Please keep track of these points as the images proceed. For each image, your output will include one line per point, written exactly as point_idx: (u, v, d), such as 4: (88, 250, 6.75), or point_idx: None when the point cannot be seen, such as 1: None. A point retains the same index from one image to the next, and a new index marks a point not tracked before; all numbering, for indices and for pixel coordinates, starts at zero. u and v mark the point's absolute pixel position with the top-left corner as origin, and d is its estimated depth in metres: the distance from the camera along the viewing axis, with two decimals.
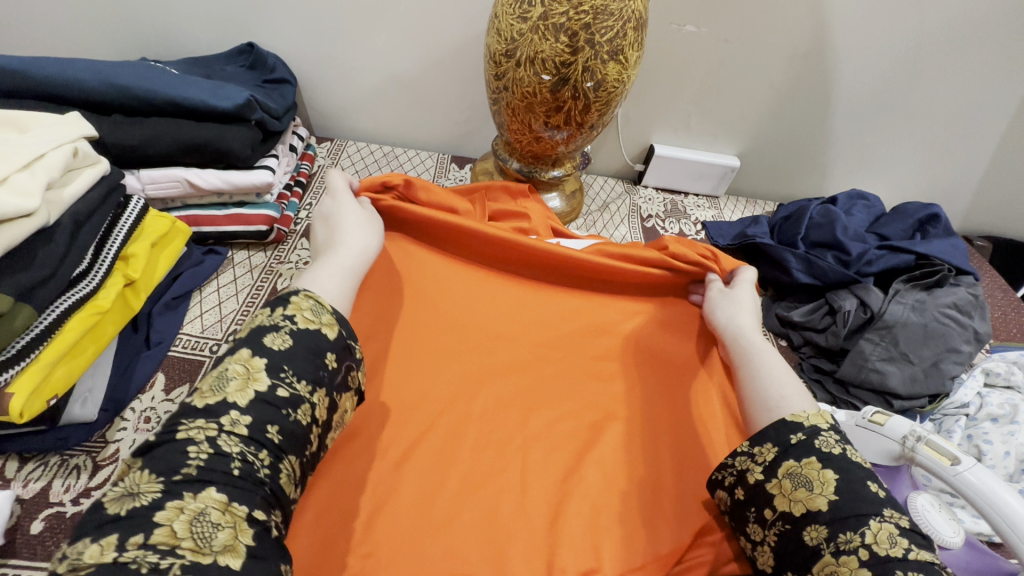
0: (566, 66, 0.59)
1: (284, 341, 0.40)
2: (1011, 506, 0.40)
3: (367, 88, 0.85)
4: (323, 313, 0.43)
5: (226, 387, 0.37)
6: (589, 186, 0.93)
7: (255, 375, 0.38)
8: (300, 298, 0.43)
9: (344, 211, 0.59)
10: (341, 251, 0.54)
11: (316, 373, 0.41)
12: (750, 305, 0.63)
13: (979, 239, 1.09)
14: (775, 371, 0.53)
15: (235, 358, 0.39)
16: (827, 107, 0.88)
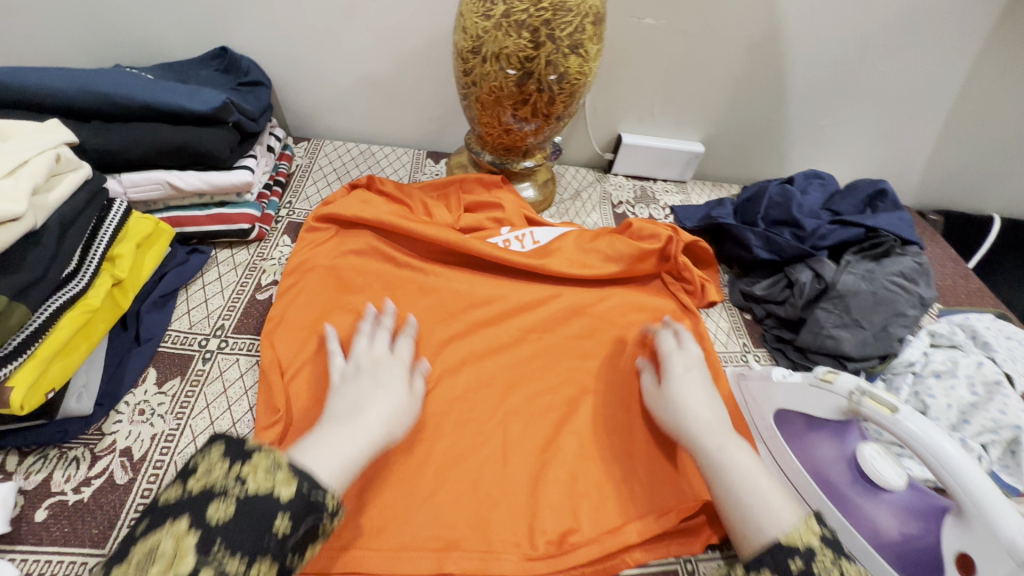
0: (529, 61, 0.62)
1: (225, 511, 0.36)
2: (942, 448, 0.46)
3: (341, 88, 0.87)
4: (281, 470, 0.38)
5: (148, 568, 0.33)
6: (561, 176, 0.96)
7: (178, 562, 0.34)
8: (259, 455, 0.38)
9: (393, 384, 0.53)
10: (370, 430, 0.47)
11: (258, 545, 0.36)
12: (697, 394, 0.56)
13: (932, 214, 1.15)
14: (753, 480, 0.47)
15: (170, 529, 0.35)
16: (783, 92, 0.93)
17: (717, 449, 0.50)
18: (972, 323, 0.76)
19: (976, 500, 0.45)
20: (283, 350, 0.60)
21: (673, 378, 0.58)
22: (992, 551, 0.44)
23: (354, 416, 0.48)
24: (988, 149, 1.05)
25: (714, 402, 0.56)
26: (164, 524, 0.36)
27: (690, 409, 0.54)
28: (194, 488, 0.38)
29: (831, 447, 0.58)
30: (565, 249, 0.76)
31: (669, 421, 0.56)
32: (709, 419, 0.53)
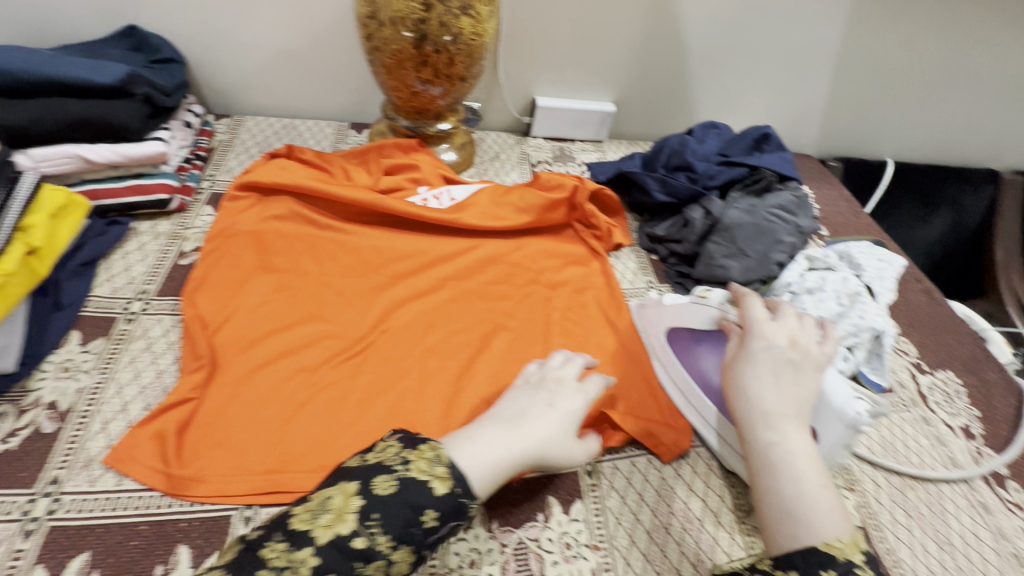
0: (423, 23, 0.67)
1: (388, 488, 0.43)
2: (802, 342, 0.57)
3: (257, 63, 0.89)
4: (439, 465, 0.45)
5: (319, 519, 0.41)
6: (482, 141, 1.01)
7: (346, 515, 0.41)
8: (426, 446, 0.46)
9: (565, 411, 0.55)
10: (526, 442, 0.51)
11: (405, 530, 0.42)
12: (762, 378, 0.55)
13: (833, 161, 1.24)
14: (799, 484, 0.49)
15: (340, 488, 0.43)
16: (683, 51, 0.99)
17: (769, 443, 0.52)
18: (849, 250, 0.85)
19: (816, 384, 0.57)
20: (205, 308, 0.64)
21: (752, 360, 0.56)
22: (829, 421, 0.55)
23: (516, 424, 0.52)
24: (876, 99, 1.15)
25: (788, 386, 0.54)
26: (336, 482, 0.44)
27: (750, 396, 0.55)
28: (369, 457, 0.46)
29: (711, 356, 0.65)
30: (479, 204, 0.82)
31: (731, 393, 0.57)
32: (770, 409, 0.53)
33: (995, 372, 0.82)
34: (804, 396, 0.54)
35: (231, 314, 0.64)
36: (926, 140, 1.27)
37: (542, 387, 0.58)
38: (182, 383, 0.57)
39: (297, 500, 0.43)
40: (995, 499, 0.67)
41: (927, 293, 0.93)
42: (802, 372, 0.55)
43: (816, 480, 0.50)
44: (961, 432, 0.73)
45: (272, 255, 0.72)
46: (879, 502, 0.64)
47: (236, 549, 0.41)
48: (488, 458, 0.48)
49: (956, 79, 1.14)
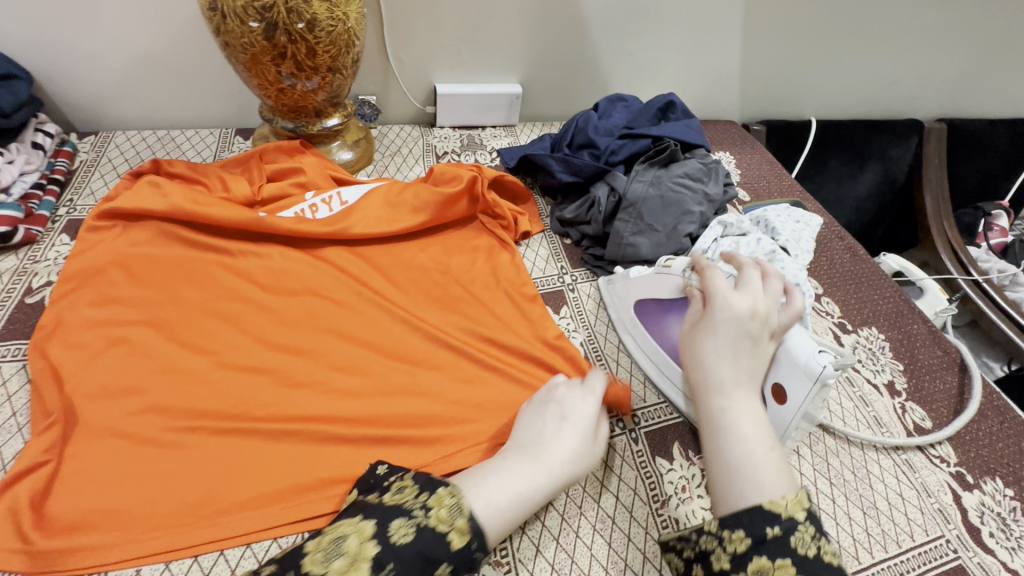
0: (267, 10, 0.60)
1: (405, 535, 0.42)
2: None
3: (115, 72, 0.81)
4: (460, 516, 0.44)
5: (333, 562, 0.39)
6: (384, 136, 0.96)
7: (360, 563, 0.39)
8: (445, 493, 0.45)
9: (580, 421, 0.54)
10: (549, 471, 0.50)
11: None
12: (722, 349, 0.53)
13: (756, 125, 1.22)
14: (747, 445, 0.49)
15: (357, 528, 0.42)
16: (583, 23, 0.95)
17: (720, 408, 0.51)
18: (766, 214, 0.82)
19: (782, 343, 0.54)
20: (62, 355, 0.58)
21: (710, 329, 0.54)
22: (796, 377, 0.52)
23: (538, 452, 0.51)
24: (791, 58, 1.13)
25: (745, 355, 0.53)
26: (353, 521, 0.42)
27: (707, 364, 0.54)
28: (386, 500, 0.45)
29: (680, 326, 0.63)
30: (371, 206, 0.76)
31: (690, 364, 0.56)
32: (725, 378, 0.52)
33: (919, 324, 0.81)
34: (758, 365, 0.53)
35: (92, 358, 0.58)
36: (847, 95, 1.25)
37: (563, 404, 0.55)
38: (31, 446, 0.51)
39: (310, 538, 0.42)
40: (919, 455, 0.65)
41: (850, 250, 0.91)
42: (759, 344, 0.53)
43: (763, 444, 0.49)
44: (886, 389, 0.72)
45: (138, 285, 0.65)
46: (801, 473, 0.61)
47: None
48: (510, 492, 0.48)
49: (867, 31, 1.12)
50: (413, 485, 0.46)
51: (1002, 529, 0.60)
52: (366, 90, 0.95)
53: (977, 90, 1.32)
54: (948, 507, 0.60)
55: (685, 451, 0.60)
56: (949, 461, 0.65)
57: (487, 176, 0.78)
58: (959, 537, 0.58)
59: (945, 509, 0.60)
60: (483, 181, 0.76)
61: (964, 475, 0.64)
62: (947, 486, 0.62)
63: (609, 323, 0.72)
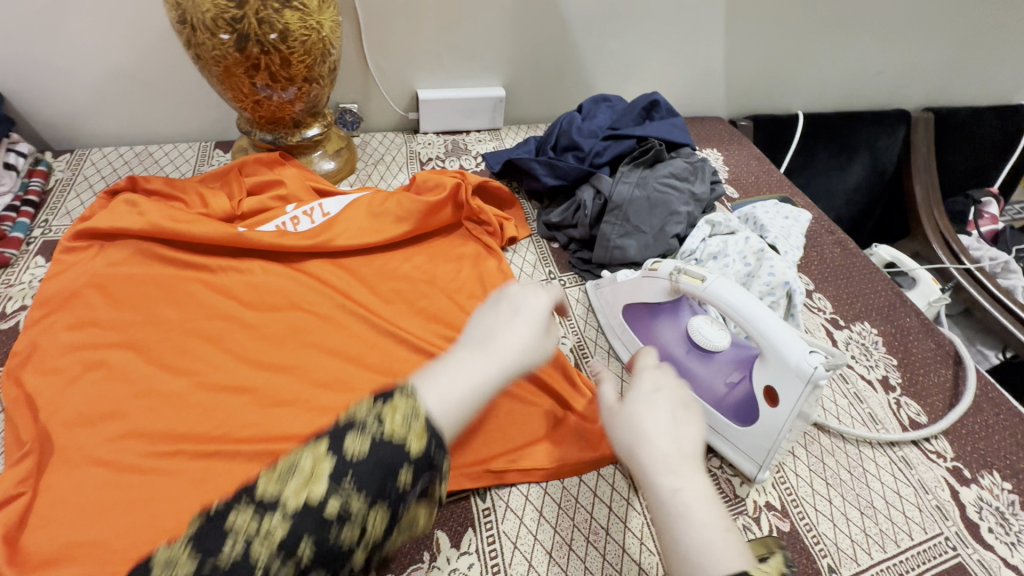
0: (238, 22, 0.59)
1: (360, 445, 0.35)
2: (733, 304, 0.54)
3: (89, 89, 0.79)
4: (415, 421, 0.36)
5: (288, 484, 0.34)
6: (367, 144, 0.95)
7: (316, 478, 0.34)
8: (400, 396, 0.37)
9: (531, 315, 0.50)
10: (501, 356, 0.45)
11: (382, 493, 0.34)
12: (661, 418, 0.48)
13: (743, 120, 1.21)
14: (703, 521, 0.41)
15: (310, 447, 0.35)
16: (565, 24, 0.94)
17: (671, 485, 0.43)
18: (754, 212, 0.81)
19: (769, 339, 0.52)
20: (38, 382, 0.56)
21: (641, 397, 0.50)
22: (787, 379, 0.51)
23: (489, 343, 0.46)
24: (776, 51, 1.12)
25: (682, 424, 0.48)
26: (307, 442, 0.36)
27: (648, 436, 0.47)
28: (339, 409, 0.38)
29: (671, 328, 0.63)
30: (353, 217, 0.75)
31: (623, 444, 0.48)
32: (670, 449, 0.46)
33: (911, 317, 0.80)
34: (694, 436, 0.48)
35: (67, 384, 0.57)
36: (833, 87, 1.25)
37: (513, 302, 0.50)
38: (5, 478, 0.50)
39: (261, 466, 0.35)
40: (916, 451, 0.64)
41: (840, 244, 0.91)
42: (690, 411, 0.50)
43: (719, 518, 0.42)
44: (880, 385, 0.71)
45: (116, 306, 0.64)
46: (797, 474, 0.60)
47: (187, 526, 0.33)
48: (462, 387, 0.41)
49: (850, 23, 1.12)
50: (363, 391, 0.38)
51: (1001, 524, 0.59)
52: (347, 98, 0.94)
53: (962, 78, 1.31)
54: (946, 504, 0.60)
55: None
56: (946, 456, 0.64)
57: (470, 183, 0.77)
58: (958, 534, 0.58)
59: (943, 505, 0.60)
60: (466, 187, 0.76)
61: (961, 470, 0.63)
62: (944, 482, 0.62)
63: (599, 328, 0.71)
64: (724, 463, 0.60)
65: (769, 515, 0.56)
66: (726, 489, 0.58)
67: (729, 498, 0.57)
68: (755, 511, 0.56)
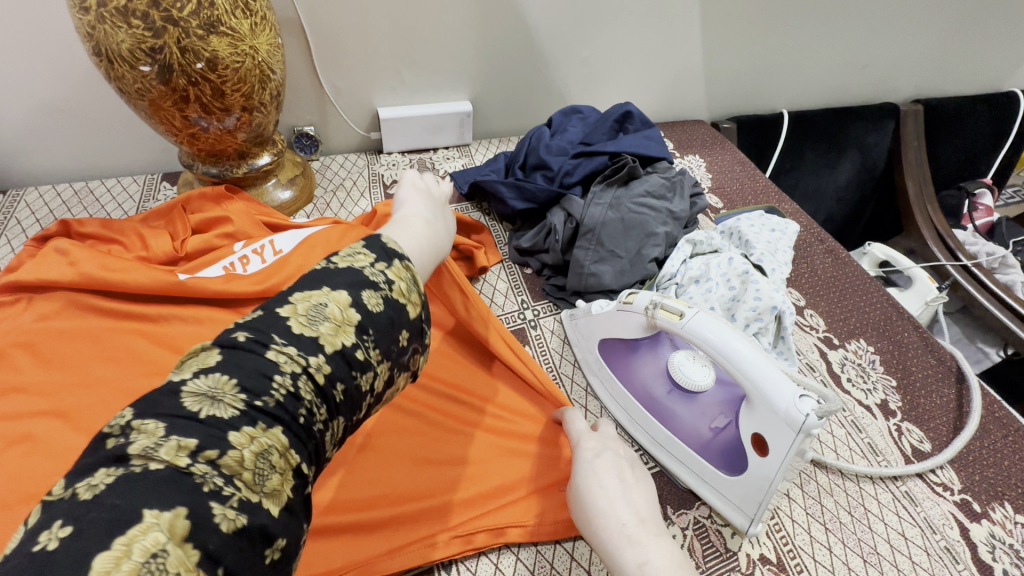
0: (158, 51, 0.54)
1: (377, 301, 0.39)
2: (712, 342, 0.49)
3: (16, 126, 0.73)
4: (415, 291, 0.42)
5: (321, 326, 0.36)
6: (328, 169, 0.90)
7: (347, 327, 0.37)
8: (402, 267, 0.42)
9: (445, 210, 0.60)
10: (439, 231, 0.54)
11: (388, 347, 0.39)
12: (605, 484, 0.45)
13: (725, 122, 1.16)
14: None
15: (331, 295, 0.37)
16: (530, 33, 0.88)
17: (639, 564, 0.39)
18: (738, 225, 0.76)
19: (754, 382, 0.47)
20: None
21: (583, 466, 0.47)
22: (776, 426, 0.46)
23: (431, 221, 0.54)
24: (756, 50, 1.07)
25: (632, 486, 0.45)
26: (326, 290, 0.37)
27: (606, 510, 0.43)
28: (337, 266, 0.40)
29: (650, 364, 0.58)
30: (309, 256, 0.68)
31: (583, 517, 0.45)
32: (627, 517, 0.42)
33: (910, 331, 0.76)
34: (646, 497, 0.46)
35: None
36: (818, 83, 1.20)
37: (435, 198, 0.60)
38: None
39: (282, 305, 0.36)
40: (920, 485, 0.60)
41: (831, 254, 0.86)
42: (640, 472, 0.48)
43: None
44: (879, 410, 0.66)
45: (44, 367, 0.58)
46: (794, 520, 0.55)
47: (221, 354, 0.33)
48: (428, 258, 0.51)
49: (833, 17, 1.06)
50: (366, 249, 0.41)
51: (1016, 564, 0.54)
52: (303, 121, 0.88)
53: (950, 69, 1.27)
54: (956, 545, 0.55)
55: (663, 509, 0.54)
56: (952, 489, 0.59)
57: None
58: None
59: (952, 547, 0.55)
60: None
61: (970, 503, 0.58)
62: (952, 519, 0.57)
63: (575, 363, 0.66)
64: (713, 511, 0.54)
65: (764, 570, 0.51)
66: (716, 543, 0.52)
67: (720, 553, 0.52)
68: (748, 567, 0.51)
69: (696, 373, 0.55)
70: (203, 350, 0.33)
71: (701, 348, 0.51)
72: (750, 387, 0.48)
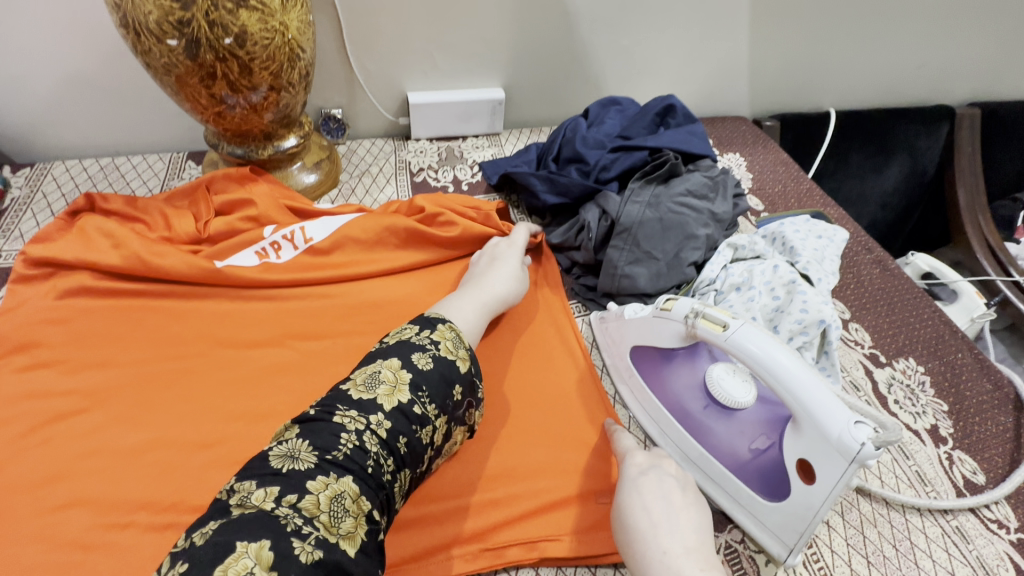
0: (186, 25, 0.52)
1: (427, 361, 0.44)
2: (758, 357, 0.46)
3: (44, 99, 0.72)
4: (461, 347, 0.47)
5: (378, 388, 0.42)
6: (354, 154, 0.88)
7: (402, 385, 0.42)
8: (445, 328, 0.47)
9: (508, 259, 0.63)
10: (490, 290, 0.58)
11: (443, 400, 0.44)
12: (648, 503, 0.44)
13: (768, 120, 1.10)
14: None
15: (386, 364, 0.43)
16: (568, 18, 0.84)
17: None
18: (782, 230, 0.71)
19: (803, 404, 0.43)
20: None
21: (626, 483, 0.46)
22: (826, 453, 0.42)
23: (481, 281, 0.59)
24: (807, 42, 1.00)
25: (681, 508, 0.43)
26: (381, 360, 0.44)
27: (648, 531, 0.42)
28: (391, 341, 0.46)
29: (685, 375, 0.55)
30: (346, 251, 0.68)
31: (623, 537, 0.43)
32: (668, 546, 0.41)
33: (963, 352, 0.70)
34: (696, 522, 0.43)
35: (11, 440, 0.50)
36: (870, 82, 1.13)
37: (496, 253, 0.63)
38: None
39: (345, 380, 0.43)
40: (973, 520, 0.55)
41: (879, 264, 0.81)
42: (690, 493, 0.45)
43: None
44: (928, 436, 0.61)
45: (68, 346, 0.57)
46: (834, 551, 0.51)
47: (299, 429, 0.39)
48: (474, 315, 0.55)
49: (890, 11, 1.00)
50: (411, 323, 0.47)
51: None
52: (331, 103, 0.86)
53: (1015, 70, 1.18)
54: None
55: None
56: (1008, 527, 0.55)
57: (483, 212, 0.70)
58: None
59: None
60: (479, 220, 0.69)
61: None
62: (1007, 560, 0.52)
63: (604, 368, 0.63)
64: (747, 536, 0.51)
65: None
66: (749, 571, 0.49)
67: None
68: None
69: (736, 392, 0.51)
70: (286, 427, 0.40)
71: (746, 363, 0.47)
72: (796, 409, 0.44)
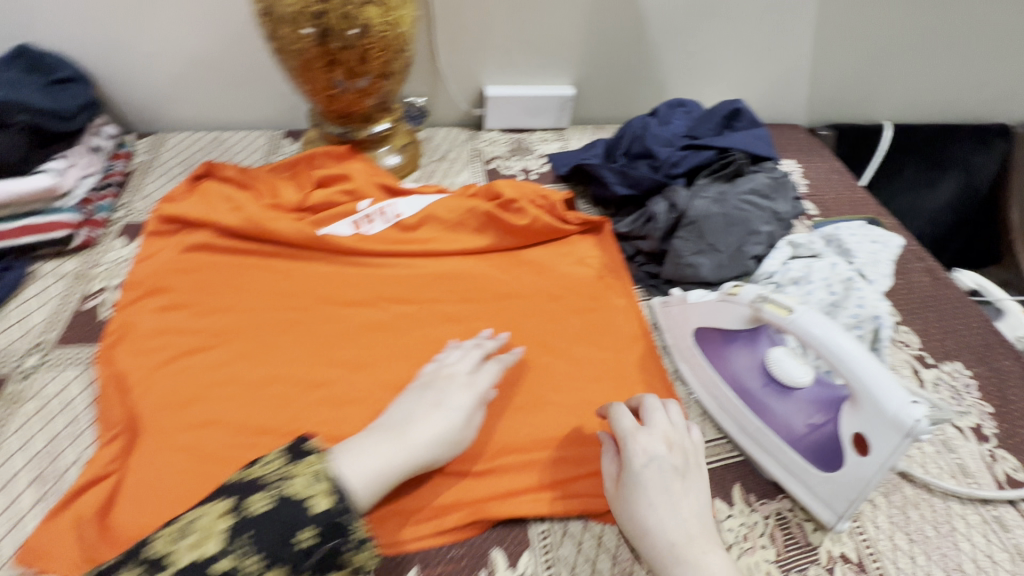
0: (321, 16, 0.59)
1: (264, 503, 0.41)
2: (821, 339, 0.50)
3: (171, 76, 0.81)
4: (320, 483, 0.43)
5: (185, 539, 0.39)
6: (431, 140, 0.95)
7: (211, 535, 0.39)
8: (305, 465, 0.43)
9: (451, 409, 0.52)
10: (410, 447, 0.49)
11: (277, 550, 0.39)
12: (653, 502, 0.47)
13: (824, 129, 1.13)
14: None
15: (210, 508, 0.41)
16: (641, 23, 0.90)
17: None
18: (838, 233, 0.75)
19: (863, 383, 0.48)
20: (128, 364, 0.58)
21: (631, 477, 0.48)
22: (880, 428, 0.47)
23: (400, 432, 0.49)
24: (868, 56, 1.03)
25: (681, 496, 0.47)
26: (208, 503, 0.42)
27: (659, 522, 0.46)
28: (250, 474, 0.43)
29: (745, 356, 0.60)
30: (430, 228, 0.75)
31: (632, 529, 0.47)
32: (676, 538, 0.45)
33: (1010, 359, 0.73)
34: (694, 504, 0.48)
35: (155, 366, 0.58)
36: (928, 98, 1.15)
37: (440, 395, 0.53)
38: (95, 459, 0.51)
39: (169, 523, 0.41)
40: (1012, 512, 0.58)
41: (931, 273, 0.83)
42: (689, 479, 0.49)
43: None
44: (972, 434, 0.65)
45: (197, 292, 0.65)
46: (877, 527, 0.55)
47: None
48: (369, 479, 0.46)
49: (952, 29, 1.02)
50: (278, 454, 0.45)
51: None
52: (415, 92, 0.93)
53: None
54: None
55: (746, 496, 0.56)
56: None
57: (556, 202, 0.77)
58: None
59: None
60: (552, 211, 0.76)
61: None
62: None
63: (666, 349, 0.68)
64: (796, 505, 0.55)
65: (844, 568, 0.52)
66: (797, 535, 0.53)
67: (801, 545, 0.53)
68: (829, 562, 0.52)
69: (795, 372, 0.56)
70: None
71: (809, 345, 0.51)
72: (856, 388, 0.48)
